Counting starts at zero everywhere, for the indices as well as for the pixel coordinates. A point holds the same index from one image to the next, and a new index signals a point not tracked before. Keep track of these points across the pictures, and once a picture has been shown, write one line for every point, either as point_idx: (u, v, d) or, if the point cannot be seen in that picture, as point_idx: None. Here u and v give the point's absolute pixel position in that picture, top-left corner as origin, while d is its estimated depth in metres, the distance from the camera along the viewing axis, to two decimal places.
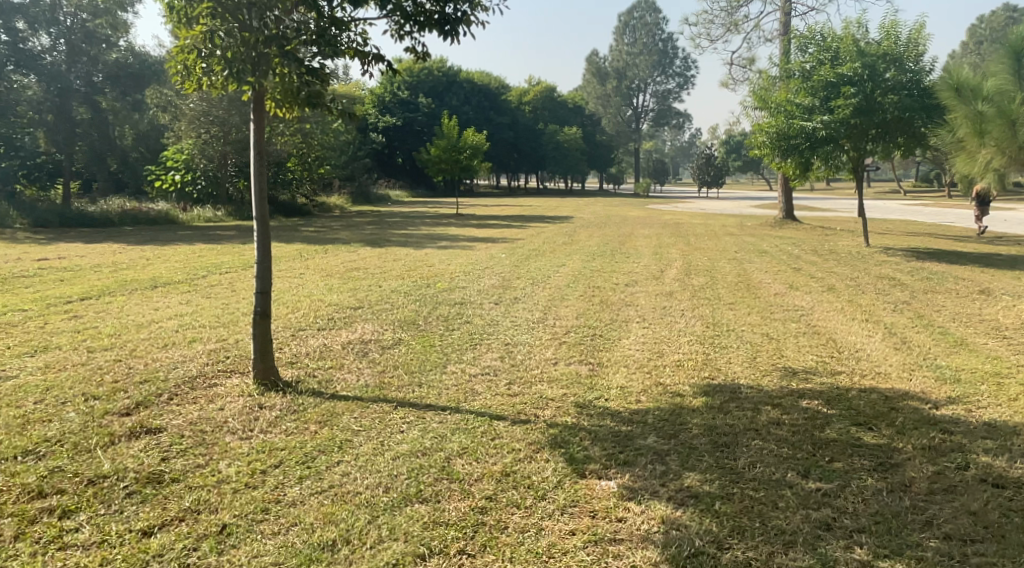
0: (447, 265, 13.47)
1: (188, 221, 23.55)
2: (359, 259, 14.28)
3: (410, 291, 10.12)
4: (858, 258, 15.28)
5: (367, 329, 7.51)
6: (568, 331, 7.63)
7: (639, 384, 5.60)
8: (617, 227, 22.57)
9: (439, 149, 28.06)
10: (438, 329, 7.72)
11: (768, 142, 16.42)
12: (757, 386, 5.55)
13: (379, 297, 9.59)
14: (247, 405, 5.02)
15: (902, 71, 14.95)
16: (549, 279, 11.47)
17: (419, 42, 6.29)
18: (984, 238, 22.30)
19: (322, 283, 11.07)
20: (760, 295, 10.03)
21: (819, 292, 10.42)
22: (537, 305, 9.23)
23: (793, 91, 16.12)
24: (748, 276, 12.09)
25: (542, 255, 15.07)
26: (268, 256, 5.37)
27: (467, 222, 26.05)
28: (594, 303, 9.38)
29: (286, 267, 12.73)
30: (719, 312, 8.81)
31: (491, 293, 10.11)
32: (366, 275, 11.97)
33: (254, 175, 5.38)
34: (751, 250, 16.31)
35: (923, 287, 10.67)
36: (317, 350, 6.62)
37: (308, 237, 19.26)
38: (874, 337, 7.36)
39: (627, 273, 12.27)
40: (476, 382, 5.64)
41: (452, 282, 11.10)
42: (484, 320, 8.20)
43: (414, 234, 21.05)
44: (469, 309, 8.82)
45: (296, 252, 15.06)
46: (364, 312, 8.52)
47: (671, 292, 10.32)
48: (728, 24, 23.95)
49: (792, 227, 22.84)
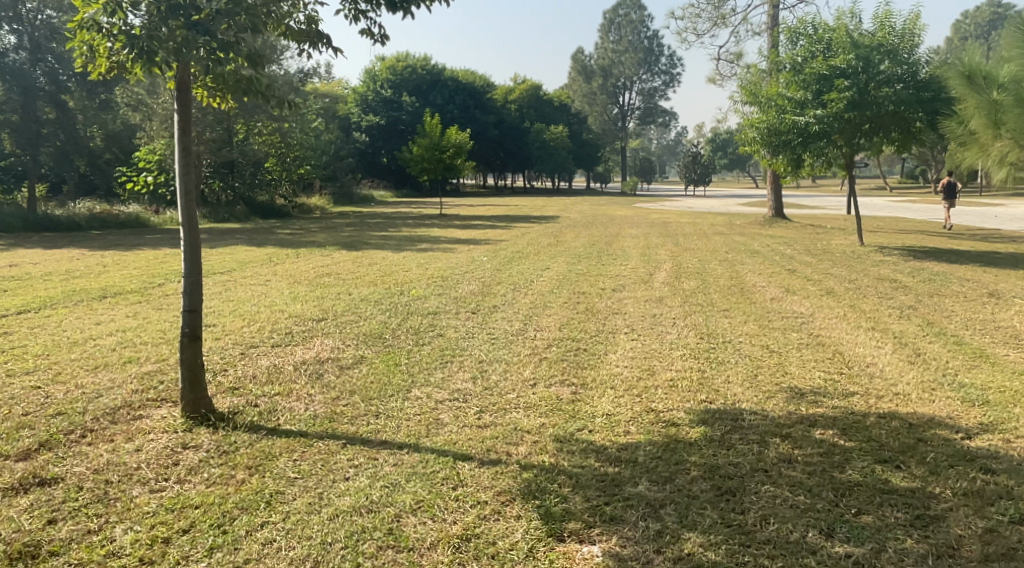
0: (424, 269, 12.76)
1: (161, 223, 22.89)
2: (331, 264, 13.55)
3: (379, 299, 9.39)
4: (855, 257, 14.68)
5: (326, 346, 6.78)
6: (549, 345, 6.92)
7: (626, 411, 4.90)
8: (604, 226, 21.92)
9: (421, 148, 27.26)
10: (406, 343, 7.01)
11: (758, 138, 15.76)
12: (762, 411, 4.86)
13: (347, 307, 8.87)
14: (169, 445, 4.32)
15: (896, 62, 14.32)
16: (531, 284, 10.79)
17: (376, 23, 5.60)
18: (979, 236, 21.76)
19: (287, 291, 10.35)
20: (755, 301, 9.36)
21: (818, 296, 9.77)
22: (516, 314, 8.51)
23: (784, 84, 15.46)
24: (742, 279, 11.43)
25: (524, 258, 14.41)
26: (197, 270, 4.65)
27: (451, 223, 25.35)
28: (578, 311, 8.68)
29: (252, 274, 11.98)
30: (712, 320, 8.12)
31: (467, 301, 9.41)
32: (337, 281, 11.24)
33: (180, 177, 4.64)
34: (743, 250, 15.69)
35: (928, 290, 10.03)
36: (265, 373, 5.88)
37: (282, 240, 18.51)
38: (885, 349, 6.67)
39: (614, 277, 11.59)
40: (441, 411, 4.92)
41: (427, 288, 10.38)
42: (457, 333, 7.48)
43: (394, 235, 20.33)
44: (442, 320, 8.11)
45: (267, 257, 14.32)
46: (328, 325, 7.80)
47: (661, 298, 9.64)
48: (715, 17, 23.33)
49: (783, 226, 22.23)
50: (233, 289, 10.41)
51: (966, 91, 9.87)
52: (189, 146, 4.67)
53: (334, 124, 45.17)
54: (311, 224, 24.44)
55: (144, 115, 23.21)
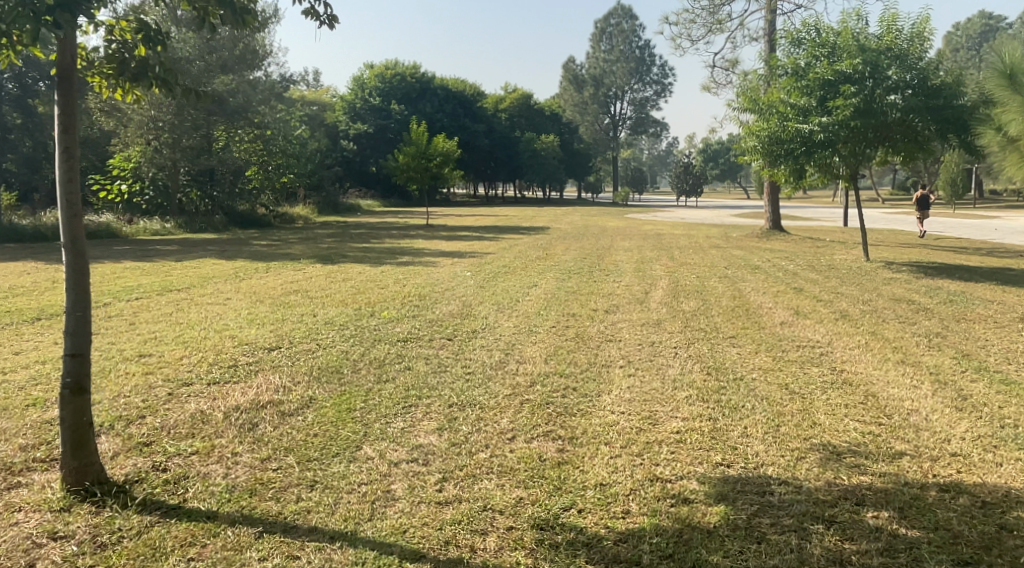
0: (402, 286, 11.81)
1: (133, 234, 21.67)
2: (302, 279, 12.55)
3: (345, 323, 8.40)
4: (862, 274, 13.85)
5: (271, 385, 5.75)
6: (533, 384, 5.91)
7: (628, 480, 3.93)
8: (596, 238, 20.99)
9: (408, 157, 26.25)
10: (367, 379, 6.02)
11: (759, 147, 14.84)
12: (795, 482, 3.95)
13: (307, 332, 7.90)
14: (31, 535, 3.41)
15: (905, 67, 13.46)
16: (516, 304, 9.86)
17: (322, 3, 4.72)
18: (983, 250, 21.01)
19: (245, 312, 9.36)
20: (764, 326, 8.43)
21: (833, 320, 8.86)
22: (497, 342, 7.53)
23: (785, 90, 14.56)
24: (745, 299, 10.51)
25: (510, 273, 13.48)
26: (81, 303, 3.65)
27: (437, 233, 24.43)
28: (568, 338, 7.71)
29: (213, 291, 10.99)
30: (718, 350, 7.17)
31: (443, 325, 8.43)
32: (302, 300, 10.25)
33: (60, 187, 3.66)
34: (743, 265, 14.81)
35: (951, 315, 9.19)
36: (189, 422, 4.85)
37: (257, 252, 17.54)
38: (924, 392, 5.72)
39: (607, 295, 10.65)
40: (392, 481, 3.92)
41: (401, 309, 9.42)
42: (428, 367, 6.47)
43: (375, 247, 19.40)
44: (412, 349, 7.12)
45: (233, 271, 13.31)
46: (280, 355, 6.80)
47: (659, 322, 8.67)
48: (711, 23, 22.45)
49: (781, 239, 21.34)
50: (186, 310, 9.42)
51: (1006, 92, 9.22)
52: (73, 148, 3.69)
53: (320, 132, 44.16)
54: (291, 235, 23.49)
55: (119, 121, 22.37)
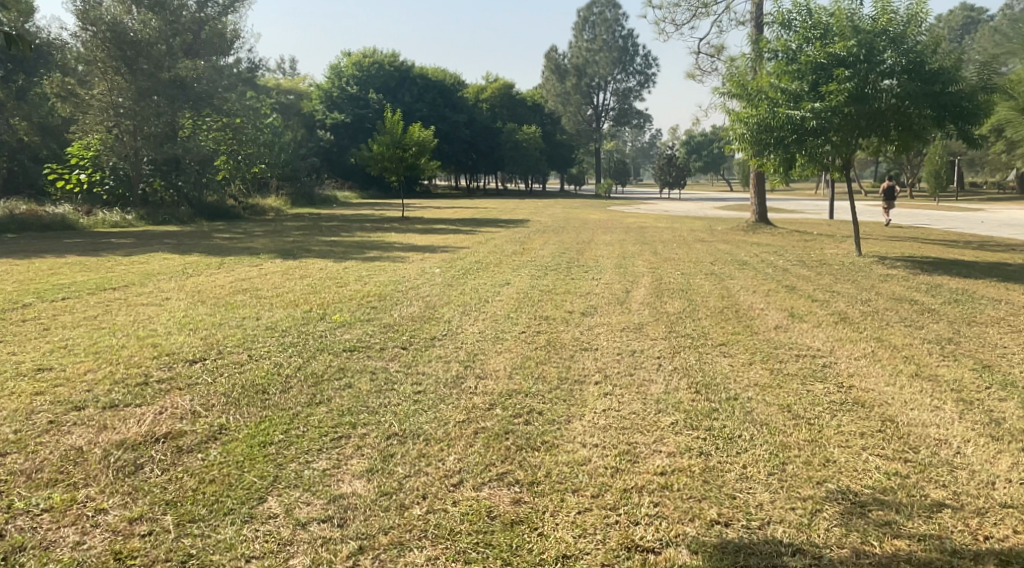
0: (363, 284, 10.90)
1: (91, 225, 20.41)
2: (255, 277, 11.56)
3: (289, 328, 7.48)
4: (857, 269, 13.10)
5: (178, 410, 4.79)
6: (491, 408, 4.99)
7: (599, 551, 3.31)
8: (576, 232, 20.12)
9: (381, 146, 25.19)
10: (297, 400, 5.08)
11: (747, 135, 13.96)
12: (813, 551, 3.31)
13: (243, 339, 6.97)
14: None
15: (901, 51, 12.61)
16: (484, 306, 8.97)
17: None
18: (975, 244, 20.36)
19: (180, 314, 8.40)
20: (756, 331, 7.61)
21: (832, 324, 8.04)
22: (457, 352, 6.60)
23: (774, 74, 13.69)
24: (734, 298, 9.70)
25: (484, 269, 12.61)
26: None
27: (412, 226, 23.50)
28: (538, 348, 6.82)
29: (154, 289, 10.05)
30: (707, 362, 6.28)
31: (399, 331, 7.50)
32: (248, 301, 9.26)
33: None
34: (729, 261, 14.02)
35: (960, 318, 8.36)
36: (56, 463, 3.90)
37: (217, 246, 16.56)
38: (950, 416, 4.86)
39: (584, 295, 9.76)
40: (292, 554, 3.26)
41: (355, 312, 8.46)
42: (372, 386, 5.51)
43: (344, 240, 18.47)
44: (357, 362, 6.17)
45: (182, 267, 12.31)
46: (202, 369, 5.85)
47: (640, 327, 7.81)
48: (696, 7, 21.55)
49: (768, 233, 20.51)
50: (114, 312, 8.44)
51: None
52: None
53: (295, 121, 42.94)
54: (258, 228, 22.39)
55: (76, 107, 21.12)
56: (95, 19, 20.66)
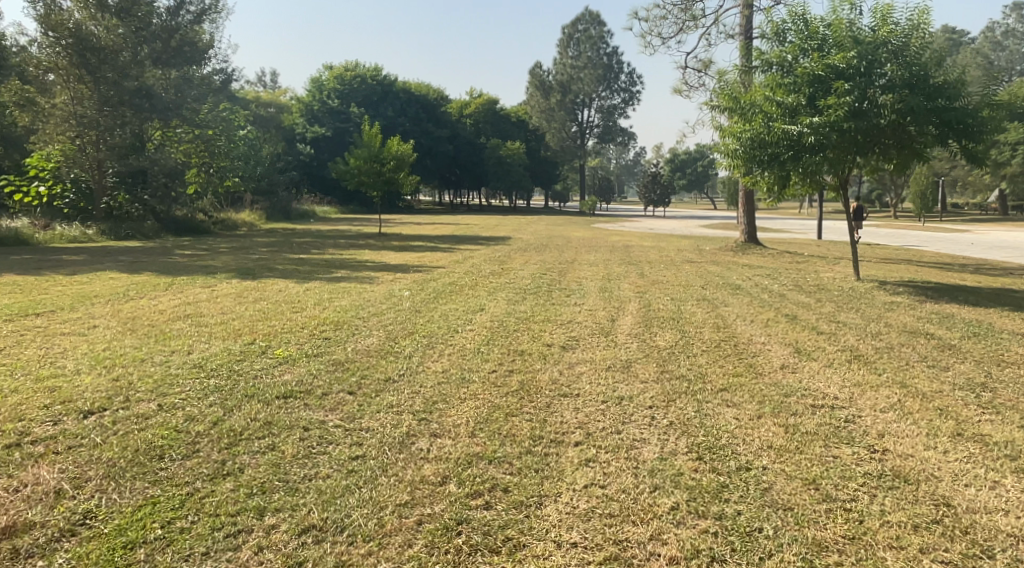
0: (323, 308, 9.86)
1: (47, 240, 18.90)
2: (205, 299, 10.45)
3: (219, 366, 6.37)
4: (856, 295, 12.27)
5: (40, 488, 3.88)
6: (444, 483, 4.02)
7: None
8: (558, 251, 19.13)
9: (358, 160, 24.22)
10: (195, 470, 4.07)
11: (739, 151, 13.05)
12: None
13: (163, 381, 5.86)
14: None
15: (904, 64, 11.64)
16: (452, 337, 7.95)
17: None
18: (970, 267, 19.62)
19: (99, 347, 7.23)
20: (761, 372, 6.62)
21: (844, 362, 7.12)
22: (413, 400, 5.52)
23: (767, 87, 12.73)
24: (731, 329, 8.73)
25: (458, 292, 11.63)
26: None
27: (389, 243, 22.49)
28: (509, 395, 5.77)
29: (81, 315, 8.88)
30: (709, 416, 5.24)
31: (348, 370, 6.42)
32: (185, 330, 8.11)
33: None
34: (721, 284, 13.13)
35: (986, 357, 7.46)
36: None
37: (173, 264, 15.38)
38: (1015, 499, 4.03)
39: (565, 324, 8.75)
40: None
41: (304, 346, 7.38)
42: (298, 448, 4.43)
43: (313, 259, 17.38)
44: (289, 415, 5.07)
45: (123, 289, 11.11)
46: (97, 424, 4.71)
47: (628, 365, 6.79)
48: (684, 20, 20.75)
49: (757, 254, 19.66)
50: (25, 345, 7.29)
51: None
52: None
53: (274, 134, 41.83)
54: (224, 244, 21.19)
55: (36, 117, 19.60)
56: (58, 24, 19.23)
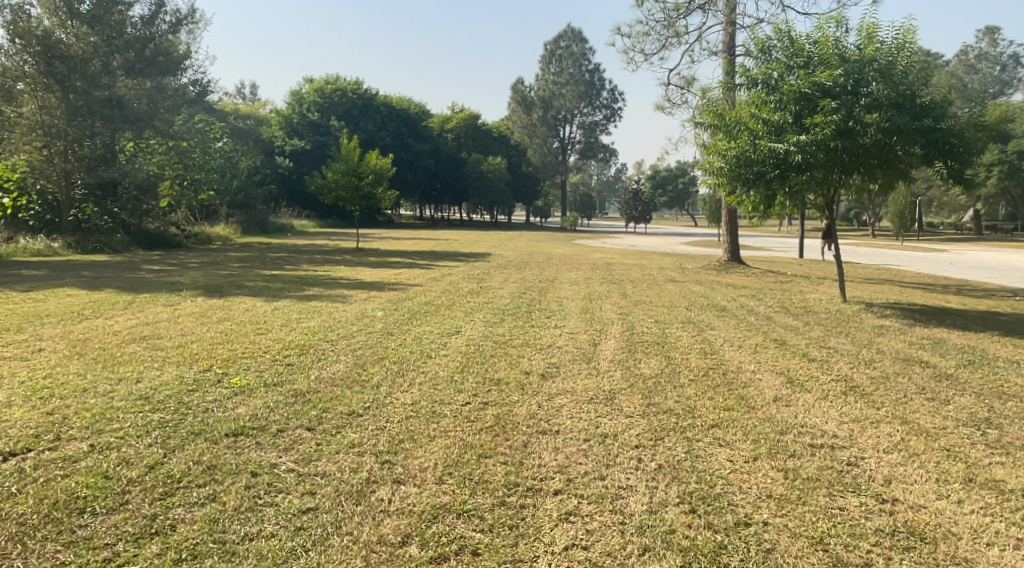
0: (291, 330, 9.33)
1: (9, 254, 18.11)
2: (165, 319, 9.87)
3: (168, 398, 5.82)
4: (844, 318, 11.93)
5: None
6: (406, 545, 3.96)
7: None
8: (538, 269, 18.69)
9: (335, 174, 23.62)
10: (117, 526, 3.96)
11: (725, 169, 12.68)
12: None
13: (103, 416, 5.32)
14: None
15: (890, 84, 11.28)
16: (424, 364, 7.46)
17: None
18: (954, 289, 19.41)
19: (41, 375, 6.64)
20: (754, 406, 6.17)
21: (839, 394, 6.71)
22: (378, 438, 4.99)
23: (753, 103, 12.38)
24: (718, 355, 8.32)
25: (433, 313, 11.14)
26: None
27: (365, 259, 21.95)
28: (483, 432, 5.25)
29: (29, 338, 8.27)
30: (700, 458, 4.80)
31: (308, 402, 5.87)
32: (138, 355, 7.53)
33: None
34: (705, 305, 12.77)
35: (986, 388, 7.06)
36: None
37: (139, 280, 14.78)
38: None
39: (545, 349, 8.29)
40: None
41: (263, 374, 6.84)
42: (242, 498, 4.20)
43: (285, 275, 16.83)
44: (237, 456, 4.61)
45: (80, 308, 10.51)
46: (20, 466, 4.41)
47: (612, 397, 6.32)
48: (667, 36, 20.50)
49: (740, 273, 19.35)
50: None
51: None
52: None
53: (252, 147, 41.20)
54: (195, 259, 20.52)
55: None
56: (25, 31, 18.47)
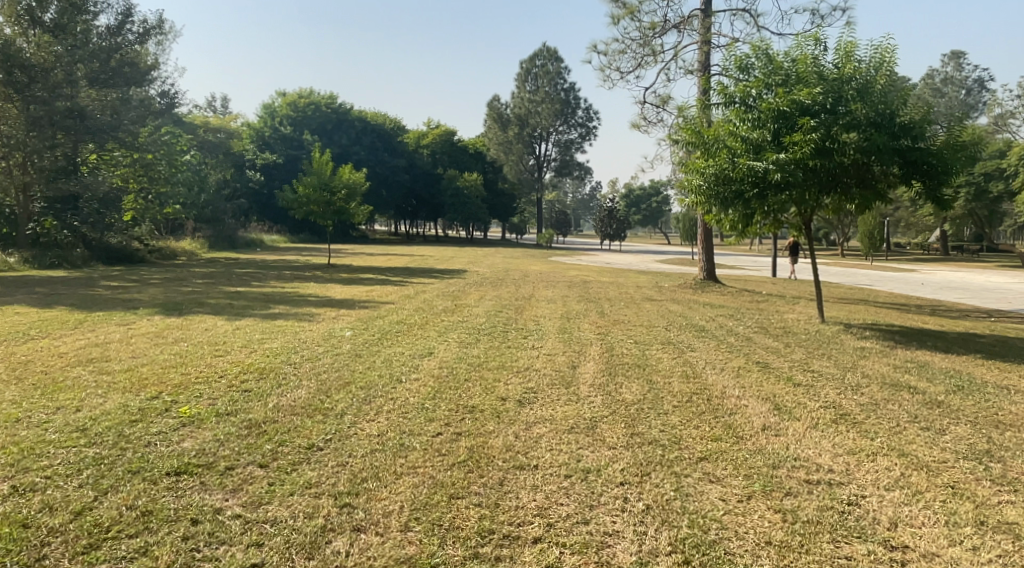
0: (252, 351, 8.81)
1: None
2: (117, 340, 9.29)
3: (109, 429, 5.32)
4: (825, 339, 11.68)
5: None
6: None
7: None
8: (513, 286, 18.29)
9: (307, 189, 23.05)
10: None
11: (702, 187, 12.30)
12: None
13: (32, 450, 4.81)
14: None
15: (870, 103, 11.09)
16: (391, 388, 6.99)
17: None
18: (929, 309, 19.31)
19: None
20: (744, 435, 5.80)
21: (830, 422, 6.36)
22: (337, 477, 4.54)
23: (732, 121, 12.10)
24: (702, 379, 7.96)
25: (403, 333, 10.67)
26: None
27: (335, 275, 21.41)
28: (453, 469, 4.80)
29: None
30: (691, 498, 4.42)
31: (263, 435, 5.38)
32: (82, 380, 6.99)
33: None
34: (685, 326, 12.46)
35: (981, 417, 6.75)
36: None
37: (97, 296, 14.14)
38: None
39: (522, 372, 7.88)
40: None
41: (217, 402, 6.32)
42: (177, 551, 3.88)
43: (251, 292, 16.27)
44: (178, 500, 4.25)
45: (27, 326, 9.89)
46: None
47: (592, 426, 5.90)
48: (643, 54, 20.31)
49: (717, 292, 19.13)
50: None
51: None
52: None
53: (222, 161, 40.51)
54: (157, 275, 19.82)
55: None
56: None
